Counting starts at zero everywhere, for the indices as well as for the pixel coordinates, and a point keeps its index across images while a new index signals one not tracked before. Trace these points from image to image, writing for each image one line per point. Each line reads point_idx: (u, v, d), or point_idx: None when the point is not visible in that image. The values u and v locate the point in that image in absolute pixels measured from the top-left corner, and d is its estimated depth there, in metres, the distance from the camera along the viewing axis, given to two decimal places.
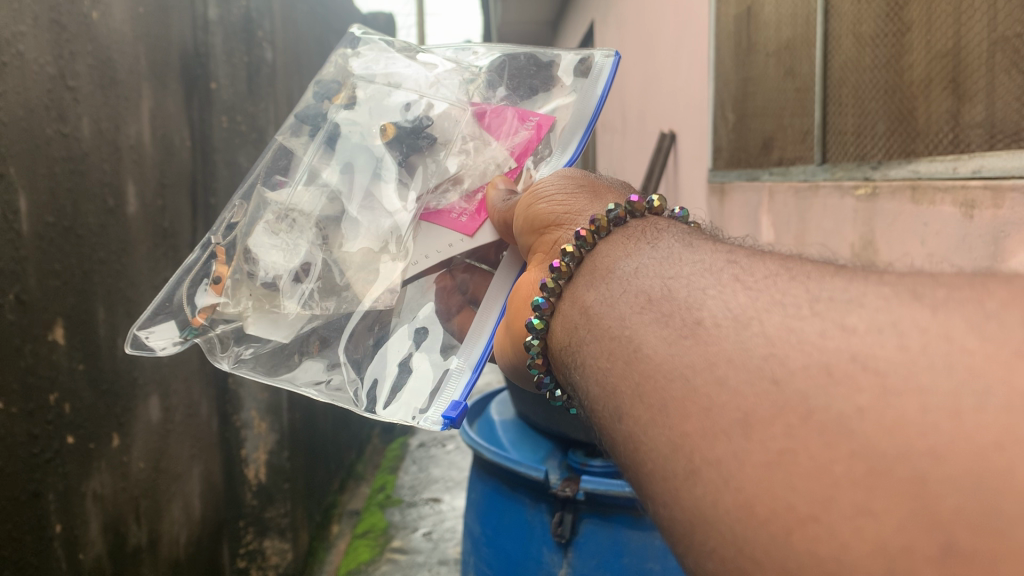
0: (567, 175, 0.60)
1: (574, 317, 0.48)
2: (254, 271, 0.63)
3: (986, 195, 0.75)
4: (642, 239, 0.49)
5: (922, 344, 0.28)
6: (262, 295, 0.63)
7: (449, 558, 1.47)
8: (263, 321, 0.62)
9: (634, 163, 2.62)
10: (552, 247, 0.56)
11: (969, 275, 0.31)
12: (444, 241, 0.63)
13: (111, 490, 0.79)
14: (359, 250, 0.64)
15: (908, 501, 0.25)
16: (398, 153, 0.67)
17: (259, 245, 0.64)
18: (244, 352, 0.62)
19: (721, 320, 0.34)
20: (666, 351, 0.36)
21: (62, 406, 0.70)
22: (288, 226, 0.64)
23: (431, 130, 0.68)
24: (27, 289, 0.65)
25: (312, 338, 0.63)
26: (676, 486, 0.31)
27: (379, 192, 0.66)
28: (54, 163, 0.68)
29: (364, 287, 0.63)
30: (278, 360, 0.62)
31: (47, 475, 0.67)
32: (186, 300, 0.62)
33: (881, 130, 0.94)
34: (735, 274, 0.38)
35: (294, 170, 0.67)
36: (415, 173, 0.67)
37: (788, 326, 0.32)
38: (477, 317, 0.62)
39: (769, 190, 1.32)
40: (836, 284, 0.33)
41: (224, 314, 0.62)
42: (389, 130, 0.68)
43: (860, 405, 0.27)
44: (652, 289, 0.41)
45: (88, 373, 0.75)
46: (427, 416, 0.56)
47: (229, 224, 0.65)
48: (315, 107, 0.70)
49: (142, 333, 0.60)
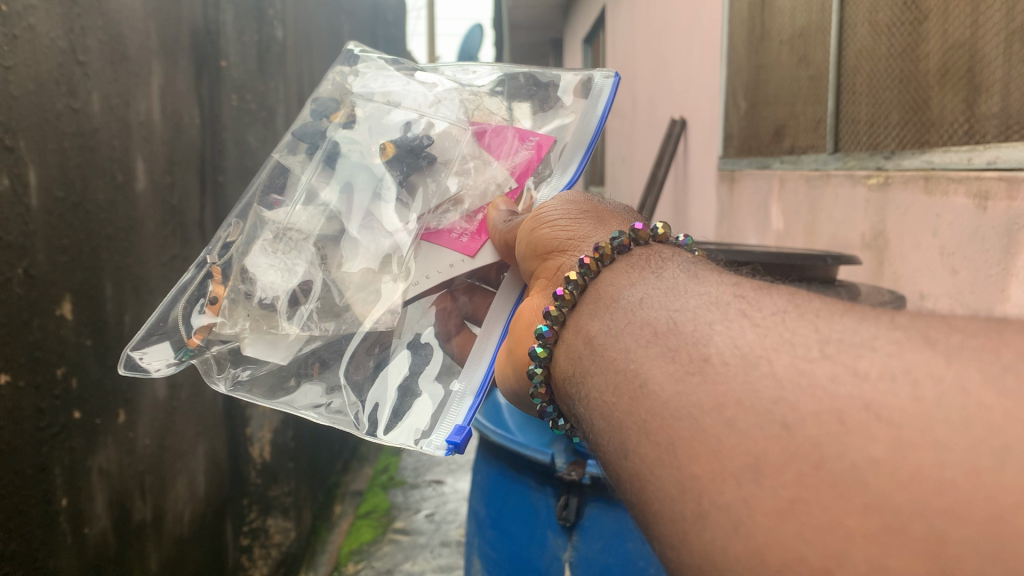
0: (570, 200, 0.60)
1: (578, 346, 0.48)
2: (251, 291, 0.62)
3: (1002, 187, 0.83)
4: (646, 268, 0.49)
5: (936, 396, 0.27)
6: (260, 315, 0.62)
7: (451, 540, 1.46)
8: (261, 342, 0.61)
9: (643, 153, 2.65)
10: (554, 273, 0.56)
11: (982, 319, 0.31)
12: (444, 261, 0.63)
13: (117, 465, 0.78)
14: (359, 270, 0.63)
15: (926, 561, 0.24)
16: (398, 172, 0.67)
17: (256, 265, 0.63)
18: (241, 374, 0.61)
19: (729, 357, 0.34)
20: (672, 387, 0.35)
21: (69, 380, 0.69)
22: (286, 246, 0.64)
23: (430, 149, 0.67)
24: (36, 264, 0.63)
25: (311, 360, 0.62)
26: (684, 529, 0.31)
27: (379, 211, 0.65)
28: (63, 139, 0.66)
29: (365, 309, 0.62)
30: (275, 382, 0.61)
31: (53, 449, 0.66)
32: (182, 319, 0.60)
33: (895, 121, 1.04)
34: (742, 309, 0.38)
35: (292, 189, 0.66)
36: (416, 193, 0.66)
37: (797, 368, 0.31)
38: (478, 340, 0.62)
39: (780, 179, 1.46)
40: (847, 325, 0.33)
41: (221, 334, 0.61)
42: (389, 149, 0.67)
43: (873, 456, 0.27)
44: (658, 320, 0.41)
45: (95, 349, 0.73)
46: (431, 441, 0.56)
47: (224, 243, 0.64)
48: (314, 124, 0.69)
49: (136, 354, 0.58)
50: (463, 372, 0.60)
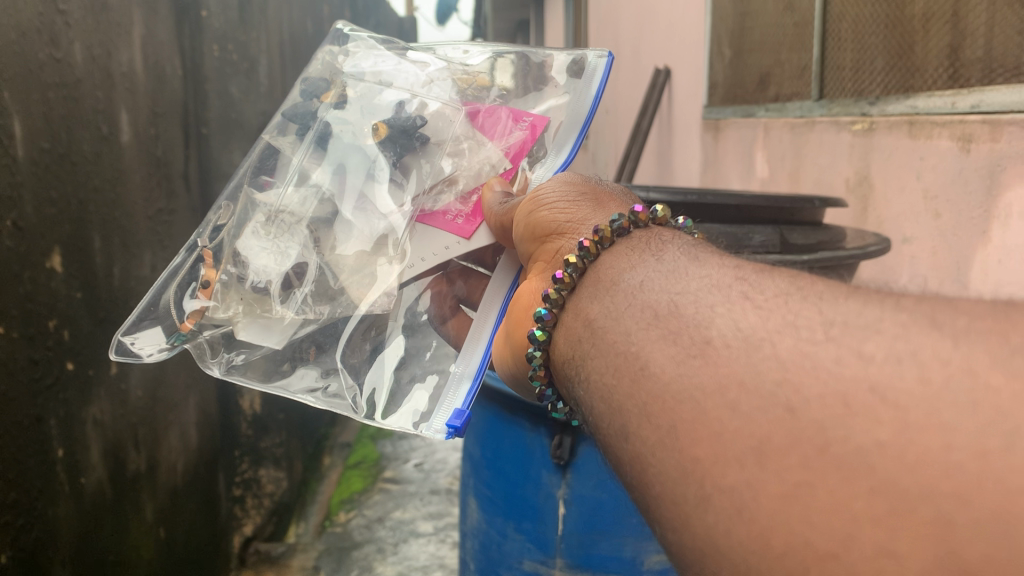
0: (568, 181, 0.59)
1: (578, 330, 0.48)
2: (243, 274, 0.61)
3: (984, 130, 0.84)
4: (646, 250, 0.49)
5: (944, 377, 0.27)
6: (252, 300, 0.61)
7: (440, 488, 1.46)
8: (254, 326, 0.60)
9: (626, 106, 2.65)
10: (553, 256, 0.55)
11: (989, 300, 0.31)
12: (440, 244, 0.62)
13: (111, 417, 0.78)
14: (353, 253, 0.62)
15: (933, 543, 0.24)
16: (391, 154, 0.65)
17: (248, 248, 0.62)
18: (236, 359, 0.61)
19: (731, 340, 0.34)
20: (674, 370, 0.35)
21: (61, 332, 0.68)
22: (279, 228, 0.63)
23: (424, 129, 0.66)
24: (24, 216, 0.63)
25: (306, 345, 0.61)
26: (687, 512, 0.31)
27: (372, 192, 0.64)
28: (47, 90, 0.65)
29: (360, 292, 0.61)
30: (270, 368, 0.61)
31: (49, 400, 0.66)
32: (173, 303, 0.60)
33: (880, 67, 1.04)
34: (744, 292, 0.37)
35: (282, 171, 0.66)
36: (410, 174, 0.65)
37: (800, 351, 0.31)
38: (474, 324, 0.62)
39: (765, 126, 1.45)
40: (850, 308, 0.33)
41: (213, 318, 0.60)
42: (382, 129, 0.66)
43: (880, 440, 0.27)
44: (659, 304, 0.41)
45: (86, 301, 0.73)
46: (430, 426, 0.56)
47: (215, 226, 0.64)
48: (306, 104, 0.68)
49: (128, 339, 0.58)
50: (461, 355, 0.60)
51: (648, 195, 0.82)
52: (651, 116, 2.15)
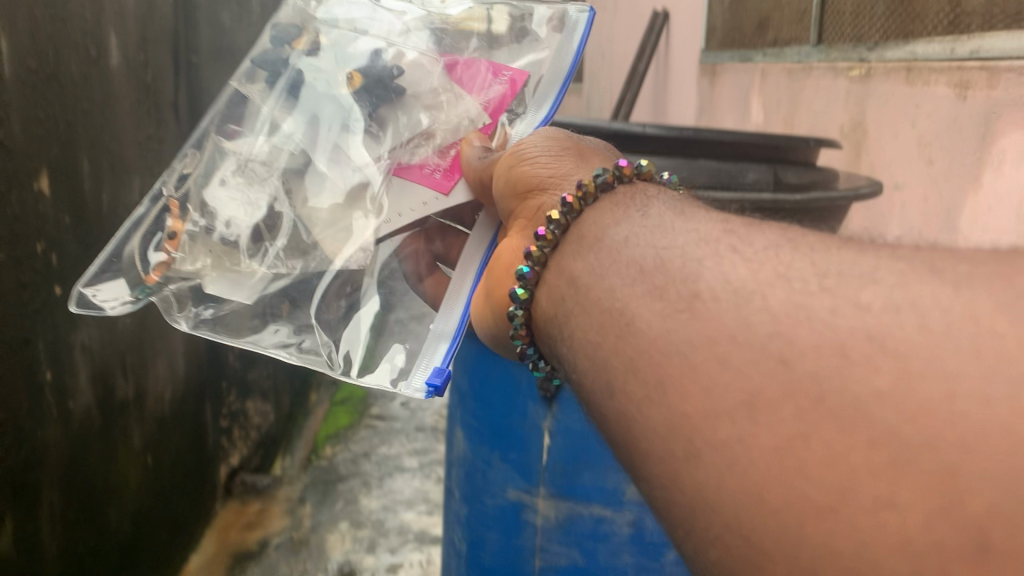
0: (550, 135, 0.57)
1: (561, 288, 0.46)
2: (211, 226, 0.59)
3: (982, 76, 0.84)
4: (631, 206, 0.47)
5: (945, 325, 0.26)
6: (221, 252, 0.59)
7: (426, 425, 1.50)
8: (223, 280, 0.58)
9: (620, 52, 2.61)
10: (535, 212, 0.53)
11: (988, 250, 0.30)
12: (418, 199, 0.61)
13: (100, 343, 0.76)
14: (327, 206, 0.61)
15: (938, 495, 0.23)
16: (367, 104, 0.64)
17: (216, 198, 0.60)
18: (203, 313, 0.58)
19: (722, 292, 0.33)
20: (660, 325, 0.34)
21: (50, 256, 0.66)
22: (249, 178, 0.61)
23: (400, 80, 0.64)
24: (11, 135, 0.59)
25: (279, 301, 0.60)
26: (676, 468, 0.30)
27: (346, 144, 0.62)
28: (34, 4, 0.62)
29: (335, 246, 0.60)
30: (240, 322, 0.59)
31: (38, 323, 0.65)
32: (138, 255, 0.56)
33: (880, 12, 1.02)
34: (732, 245, 0.36)
35: (251, 120, 0.63)
36: (386, 125, 0.64)
37: (794, 302, 0.30)
38: (453, 282, 0.60)
39: (763, 69, 1.43)
40: (845, 258, 0.31)
41: (180, 271, 0.57)
42: (357, 79, 0.64)
43: (880, 389, 0.26)
44: (645, 259, 0.40)
45: (75, 227, 0.70)
46: (410, 383, 0.55)
47: (181, 175, 0.61)
48: (277, 51, 0.65)
49: (89, 291, 0.54)
50: (440, 313, 0.59)
51: (643, 131, 0.81)
52: (648, 60, 2.09)
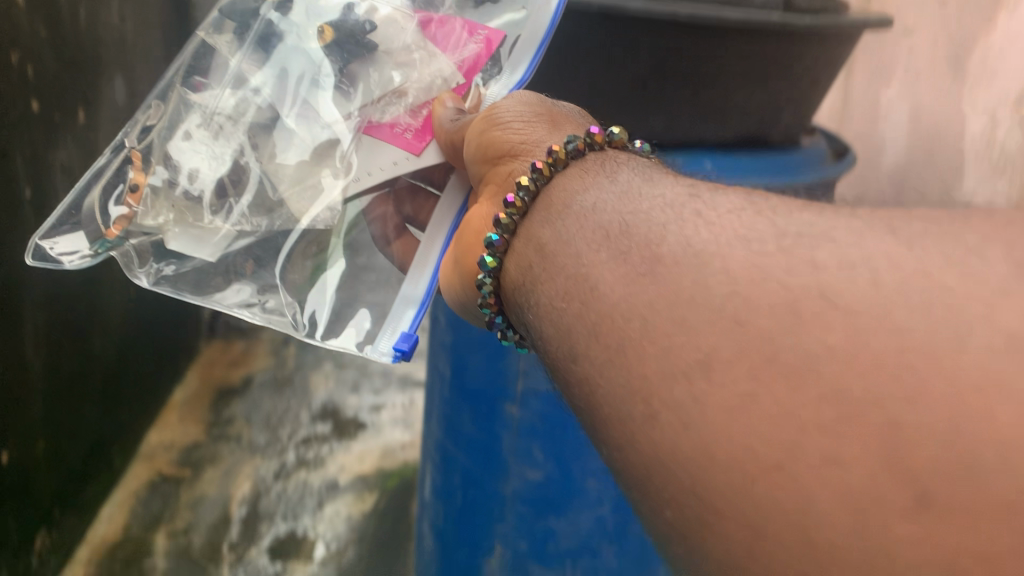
0: (526, 100, 0.56)
1: (529, 255, 0.46)
2: (175, 179, 0.59)
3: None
4: (600, 172, 0.47)
5: (896, 281, 0.26)
6: (185, 207, 0.59)
7: None
8: (186, 237, 0.59)
9: None
10: (505, 179, 0.53)
11: (949, 209, 0.30)
12: (388, 158, 0.61)
13: (80, 162, 0.80)
14: (294, 163, 0.61)
15: (882, 447, 0.23)
16: (337, 60, 0.63)
17: (180, 151, 0.60)
18: (165, 269, 0.59)
19: (682, 256, 0.33)
20: (622, 290, 0.34)
21: (24, 68, 0.68)
22: (214, 133, 0.61)
23: (372, 36, 0.63)
24: None
25: (245, 259, 0.60)
26: (632, 430, 0.30)
27: (315, 100, 0.62)
28: None
29: (303, 205, 0.61)
30: (203, 278, 0.59)
31: (16, 135, 0.68)
32: (98, 207, 0.57)
33: None
34: (696, 210, 0.36)
35: (217, 73, 0.62)
36: (357, 82, 0.63)
37: (751, 263, 0.30)
38: (421, 246, 0.61)
39: None
40: (805, 218, 0.31)
41: (142, 225, 0.58)
42: (328, 33, 0.63)
43: (828, 343, 0.25)
44: (610, 224, 0.40)
45: (51, 41, 0.72)
46: (376, 347, 0.57)
47: (143, 127, 0.60)
48: (245, 1, 0.64)
49: (46, 243, 0.55)
50: (409, 276, 0.59)
51: None
52: None
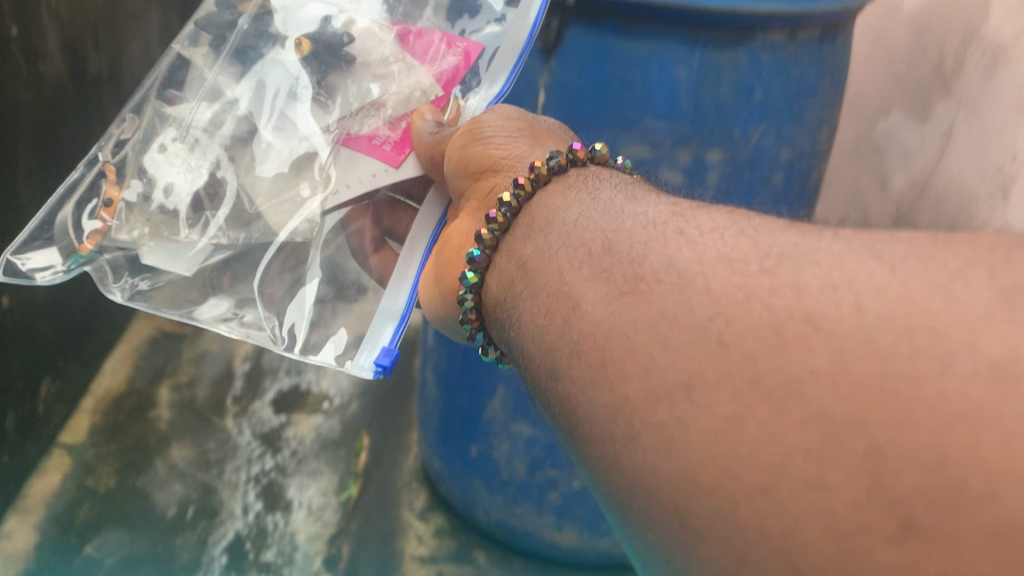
0: (508, 115, 0.56)
1: (511, 271, 0.46)
2: (149, 193, 0.59)
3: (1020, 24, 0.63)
4: (583, 188, 0.47)
5: (879, 308, 0.26)
6: (160, 221, 0.59)
7: None
8: (161, 251, 0.58)
9: None
10: (487, 194, 0.53)
11: (931, 229, 0.30)
12: (366, 171, 0.60)
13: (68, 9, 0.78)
14: (272, 175, 0.61)
15: (867, 473, 0.23)
16: (315, 72, 0.63)
17: (155, 164, 0.60)
18: (140, 284, 0.59)
19: (664, 276, 0.33)
20: (606, 308, 0.34)
21: None
22: (190, 146, 0.61)
23: (350, 48, 0.63)
24: None
25: (221, 272, 0.60)
26: (616, 450, 0.30)
27: (292, 112, 0.62)
28: None
29: (281, 218, 0.60)
30: (179, 293, 0.59)
31: None
32: (71, 223, 0.56)
33: None
34: (679, 229, 0.36)
35: (192, 86, 0.62)
36: (335, 94, 0.62)
37: (735, 284, 0.30)
38: (400, 260, 0.59)
39: None
40: (789, 238, 0.31)
41: (116, 240, 0.58)
42: (305, 45, 0.63)
43: (812, 368, 0.25)
44: (593, 243, 0.40)
45: None
46: (358, 361, 0.56)
47: (118, 140, 0.60)
48: (221, 15, 0.65)
49: (18, 260, 0.54)
50: (388, 290, 0.58)
51: None
52: None
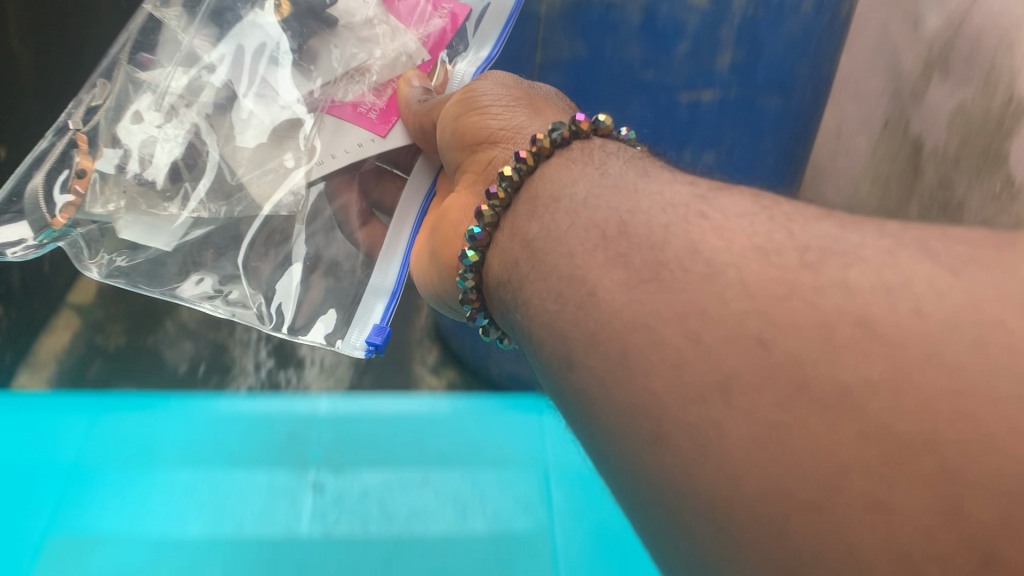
0: (503, 82, 0.54)
1: (515, 250, 0.44)
2: (125, 164, 0.55)
3: None
4: (588, 163, 0.45)
5: (943, 315, 0.25)
6: (137, 192, 0.55)
7: None
8: (139, 225, 0.55)
9: None
10: (485, 167, 0.51)
11: (983, 230, 0.29)
12: (353, 140, 0.58)
13: None
14: (253, 145, 0.58)
15: (935, 494, 0.22)
16: (296, 36, 0.59)
17: (130, 133, 0.55)
18: (118, 260, 0.56)
19: (690, 264, 0.31)
20: (625, 296, 0.33)
21: None
22: (166, 114, 0.56)
23: (333, 10, 0.60)
24: None
25: (203, 247, 0.58)
26: (644, 453, 0.29)
27: (273, 79, 0.58)
28: None
29: (265, 191, 0.58)
30: (159, 270, 0.57)
31: None
32: (41, 195, 0.52)
33: None
34: (701, 211, 0.35)
35: (166, 47, 0.57)
36: (318, 61, 0.59)
37: (776, 278, 0.28)
38: (389, 233, 0.58)
39: None
40: (828, 231, 0.30)
41: (91, 214, 0.54)
42: (285, 6, 0.59)
43: (871, 378, 0.24)
44: (608, 224, 0.38)
45: None
46: (348, 339, 0.57)
47: (88, 106, 0.55)
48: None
49: None
50: (377, 266, 0.57)
51: None
52: None
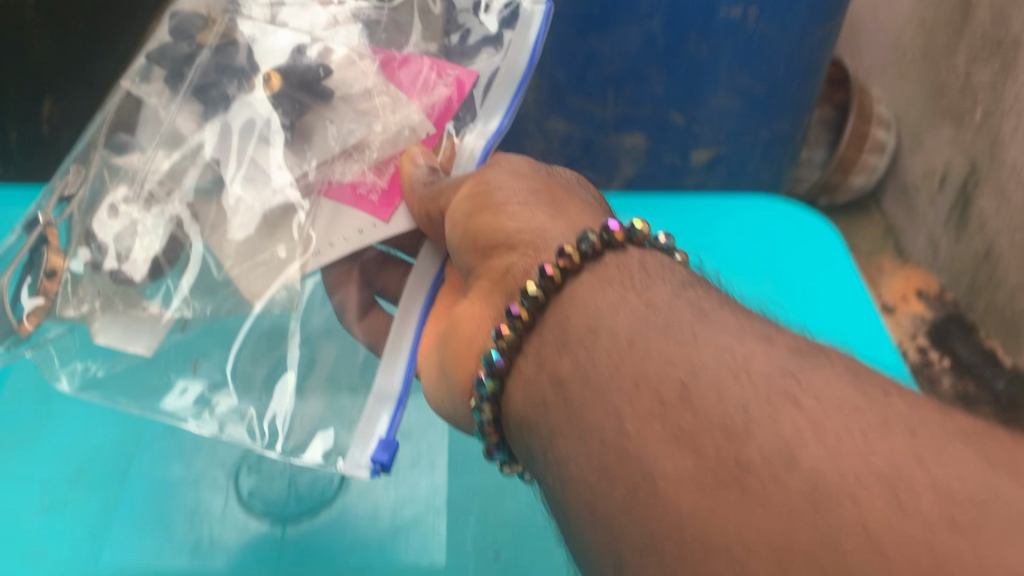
0: (519, 172, 0.48)
1: (542, 390, 0.37)
2: (99, 259, 0.49)
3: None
4: (628, 286, 0.39)
5: None
6: (114, 291, 0.48)
7: None
8: (114, 328, 0.48)
9: None
10: (501, 274, 0.44)
11: None
12: (352, 226, 0.51)
13: None
14: (243, 235, 0.51)
15: None
16: (288, 112, 0.53)
17: (104, 224, 0.49)
18: (96, 370, 0.49)
19: (785, 476, 0.27)
20: (693, 501, 0.28)
21: None
22: (144, 203, 0.50)
23: (328, 82, 0.54)
24: None
25: (190, 354, 0.50)
26: None
27: (264, 161, 0.52)
28: None
29: (254, 285, 0.50)
30: (139, 380, 0.49)
31: None
32: (9, 300, 0.47)
33: None
34: (789, 395, 0.29)
35: (145, 127, 0.53)
36: (312, 138, 0.53)
37: (916, 537, 0.23)
38: (393, 329, 0.51)
39: None
40: (970, 470, 0.25)
41: (62, 317, 0.48)
42: (275, 80, 0.53)
43: None
44: (665, 383, 0.32)
45: None
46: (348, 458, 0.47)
47: (60, 196, 0.51)
48: (177, 45, 0.55)
49: None
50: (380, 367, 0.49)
51: None
52: None
